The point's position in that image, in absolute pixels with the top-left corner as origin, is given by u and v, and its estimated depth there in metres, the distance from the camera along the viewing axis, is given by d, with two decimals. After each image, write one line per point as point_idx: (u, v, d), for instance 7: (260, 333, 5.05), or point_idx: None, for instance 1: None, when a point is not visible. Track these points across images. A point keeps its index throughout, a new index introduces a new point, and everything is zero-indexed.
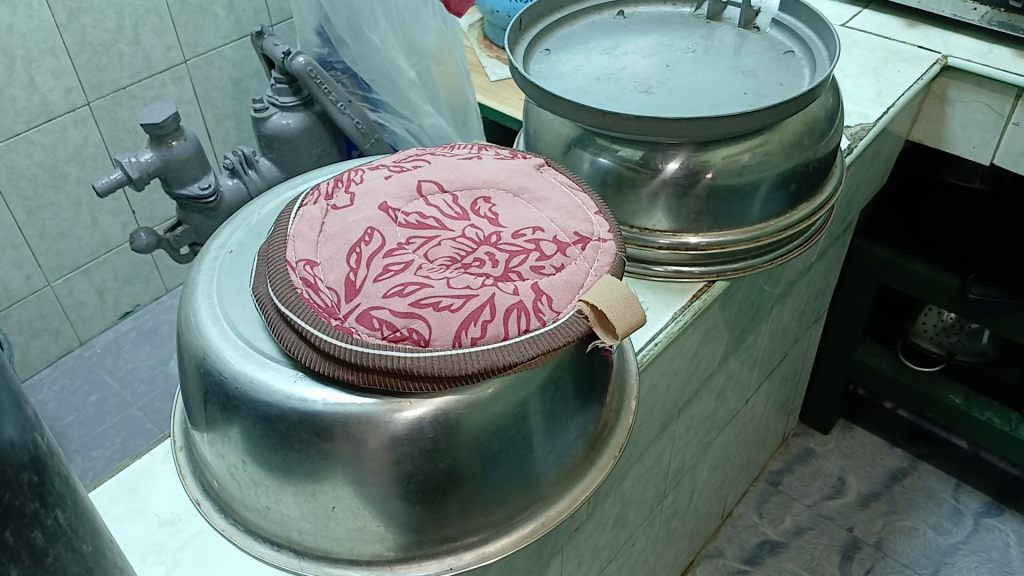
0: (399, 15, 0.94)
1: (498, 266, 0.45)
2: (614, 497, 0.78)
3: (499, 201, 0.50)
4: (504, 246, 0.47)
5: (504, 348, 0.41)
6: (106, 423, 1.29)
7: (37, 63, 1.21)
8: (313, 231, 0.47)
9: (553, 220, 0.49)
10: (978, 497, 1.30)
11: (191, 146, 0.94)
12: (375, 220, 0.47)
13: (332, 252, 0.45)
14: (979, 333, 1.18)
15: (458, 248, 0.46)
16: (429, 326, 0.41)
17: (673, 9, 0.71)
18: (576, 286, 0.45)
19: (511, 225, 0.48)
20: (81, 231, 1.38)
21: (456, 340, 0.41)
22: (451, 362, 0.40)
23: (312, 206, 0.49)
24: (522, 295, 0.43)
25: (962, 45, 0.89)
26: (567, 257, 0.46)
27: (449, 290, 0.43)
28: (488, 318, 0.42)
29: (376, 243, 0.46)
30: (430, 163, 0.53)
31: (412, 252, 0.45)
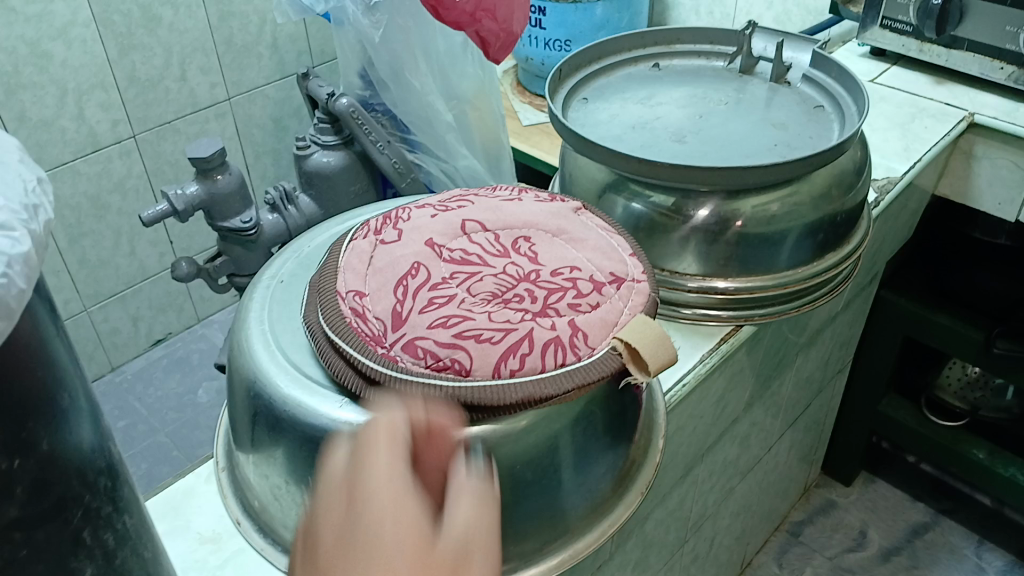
0: (438, 61, 0.98)
1: (537, 301, 0.47)
2: (636, 538, 0.79)
3: (539, 240, 0.52)
4: (543, 283, 0.49)
5: (542, 380, 0.43)
6: (134, 448, 1.32)
7: (87, 96, 1.25)
8: (362, 263, 0.49)
9: (590, 260, 0.51)
10: (1001, 555, 1.29)
11: (235, 180, 0.98)
12: (421, 254, 0.50)
13: (380, 284, 0.48)
14: (1003, 390, 1.19)
15: (500, 284, 0.48)
16: (471, 357, 0.43)
17: (707, 62, 0.73)
18: (610, 323, 0.47)
19: (550, 264, 0.50)
20: (120, 259, 1.43)
21: (496, 371, 0.43)
22: (491, 393, 0.42)
23: (362, 240, 0.51)
24: (559, 330, 0.45)
25: (988, 104, 0.91)
26: (603, 296, 0.48)
27: (491, 323, 0.45)
28: (527, 350, 0.44)
29: (421, 276, 0.48)
30: (473, 204, 0.55)
31: (457, 286, 0.47)
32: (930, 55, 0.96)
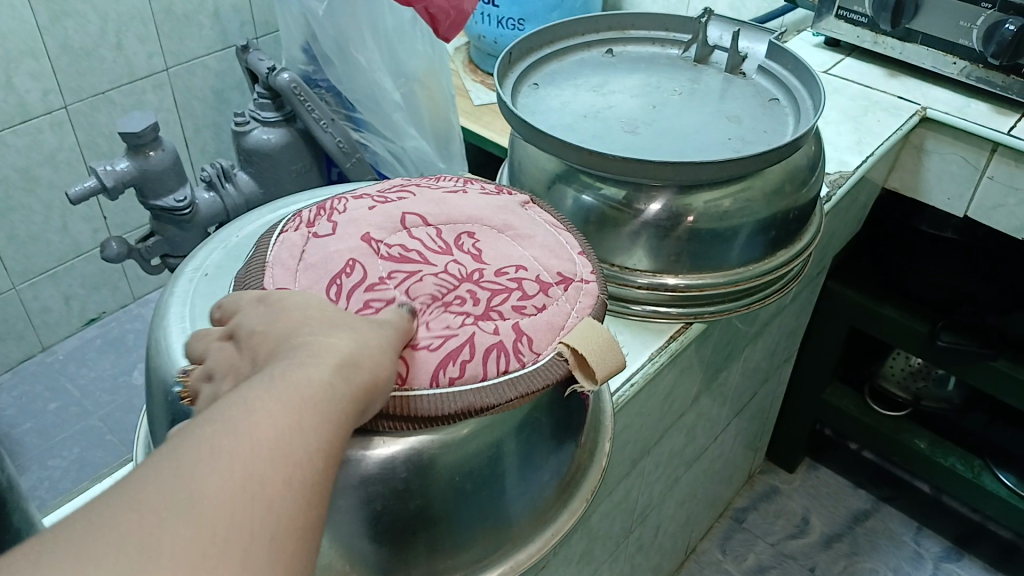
0: (387, 37, 0.94)
1: (479, 304, 0.45)
2: (581, 533, 0.78)
3: (483, 237, 0.50)
4: (486, 283, 0.46)
5: (483, 389, 0.41)
6: (65, 432, 1.28)
7: (15, 64, 1.18)
8: (293, 259, 0.46)
9: (536, 259, 0.49)
10: (938, 541, 1.31)
11: (170, 157, 0.94)
12: (357, 251, 0.46)
13: (312, 282, 0.45)
14: (945, 380, 1.21)
15: (441, 284, 0.45)
16: (406, 365, 0.41)
17: (660, 49, 0.71)
18: (556, 327, 0.44)
19: (495, 262, 0.48)
20: (50, 235, 1.36)
21: (433, 379, 0.41)
22: (428, 403, 0.40)
23: (293, 232, 0.48)
24: (502, 335, 0.43)
25: (940, 99, 0.90)
26: (549, 297, 0.46)
27: (429, 330, 0.42)
28: (467, 357, 0.42)
29: (357, 275, 0.45)
30: (414, 196, 0.52)
31: (394, 286, 0.44)
32: (883, 47, 0.95)
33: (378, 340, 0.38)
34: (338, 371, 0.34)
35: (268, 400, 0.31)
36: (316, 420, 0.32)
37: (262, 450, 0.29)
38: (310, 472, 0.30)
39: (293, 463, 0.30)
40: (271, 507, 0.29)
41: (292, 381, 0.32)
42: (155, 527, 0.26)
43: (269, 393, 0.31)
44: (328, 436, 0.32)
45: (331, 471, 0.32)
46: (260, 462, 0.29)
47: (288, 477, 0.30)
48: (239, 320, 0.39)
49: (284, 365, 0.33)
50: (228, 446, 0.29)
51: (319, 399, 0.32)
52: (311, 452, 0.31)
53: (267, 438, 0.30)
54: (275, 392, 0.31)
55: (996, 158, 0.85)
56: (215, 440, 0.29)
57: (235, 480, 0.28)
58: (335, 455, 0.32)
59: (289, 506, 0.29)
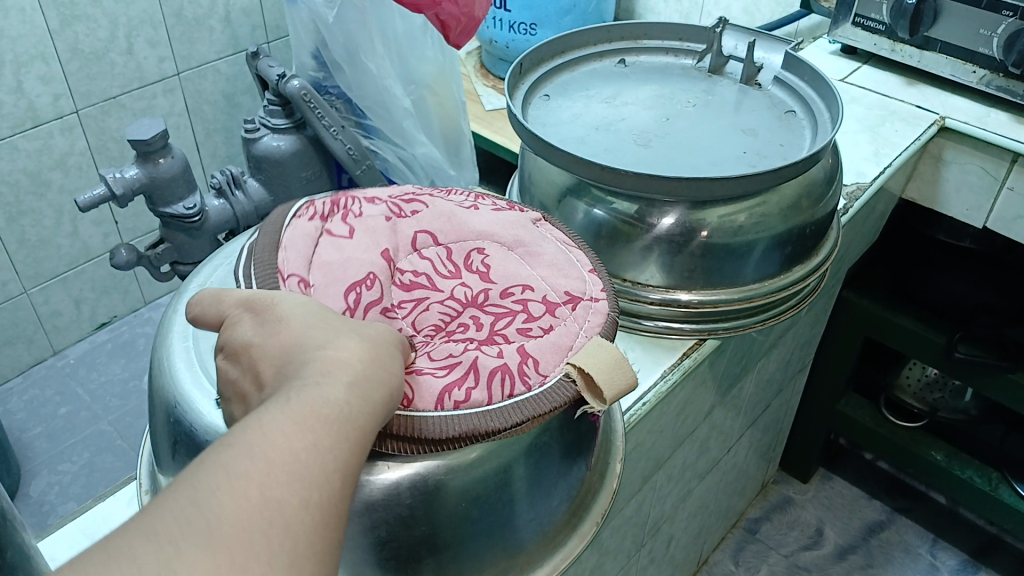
0: (396, 43, 0.93)
1: (483, 329, 0.44)
2: (592, 547, 0.77)
3: (493, 254, 0.49)
4: (490, 307, 0.46)
5: (487, 414, 0.40)
6: (75, 437, 1.28)
7: (26, 68, 1.18)
8: (306, 253, 0.45)
9: (544, 279, 0.48)
10: (954, 554, 1.29)
11: (179, 164, 0.93)
12: (376, 264, 0.45)
13: (324, 280, 0.43)
14: (962, 392, 1.19)
15: (446, 312, 0.45)
16: (413, 386, 0.40)
17: (674, 59, 0.70)
18: (564, 348, 0.43)
19: (502, 282, 0.47)
20: (61, 239, 1.36)
21: (438, 402, 0.40)
22: (434, 426, 0.39)
23: (307, 223, 0.47)
24: (507, 358, 0.42)
25: (960, 108, 0.89)
26: (556, 318, 0.45)
27: (432, 361, 0.41)
28: (473, 384, 0.40)
29: (375, 291, 0.44)
30: (428, 208, 0.50)
31: (402, 316, 0.44)
32: (901, 55, 0.93)
33: (388, 348, 0.36)
34: (350, 383, 0.32)
35: (278, 420, 0.29)
36: (332, 438, 0.30)
37: (275, 472, 0.28)
38: (329, 490, 0.29)
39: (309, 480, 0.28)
40: (292, 531, 0.27)
41: (302, 396, 0.31)
42: (169, 558, 0.25)
43: (279, 414, 0.30)
44: (347, 451, 0.30)
45: (352, 487, 0.30)
46: (274, 484, 0.27)
47: (307, 497, 0.28)
48: (230, 332, 0.37)
49: (291, 384, 0.32)
50: (240, 470, 0.27)
51: (332, 419, 0.30)
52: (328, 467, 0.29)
53: (278, 461, 0.28)
54: (284, 410, 0.30)
55: (1016, 168, 0.84)
56: (227, 466, 0.27)
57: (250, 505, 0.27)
58: (356, 469, 0.31)
59: (312, 526, 0.28)
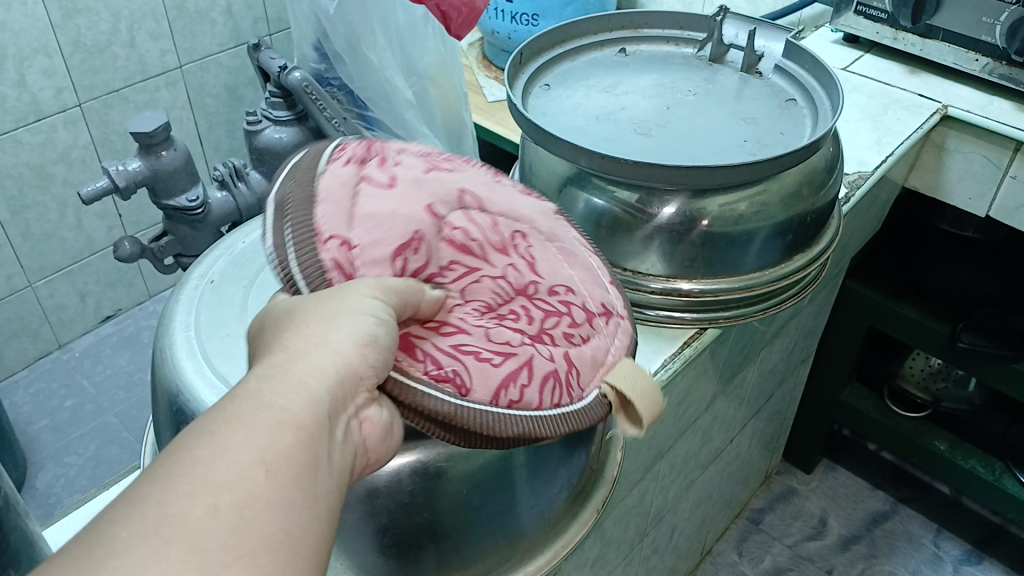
0: (397, 33, 0.93)
1: (533, 323, 0.42)
2: (594, 537, 0.77)
3: (535, 241, 0.46)
4: (539, 301, 0.44)
5: (538, 418, 0.39)
6: (81, 429, 1.28)
7: (28, 62, 1.18)
8: (346, 202, 0.37)
9: (580, 284, 0.47)
10: (958, 544, 1.29)
11: (181, 157, 0.94)
12: (424, 222, 0.39)
13: (372, 238, 0.37)
14: (966, 381, 1.18)
15: (496, 294, 0.42)
16: (472, 374, 0.37)
17: (675, 48, 0.70)
18: (599, 363, 0.44)
19: (547, 275, 0.45)
20: (65, 232, 1.36)
21: (495, 397, 0.38)
22: (492, 424, 0.37)
23: (343, 168, 0.39)
24: (557, 364, 0.41)
25: (962, 96, 0.88)
26: (593, 329, 0.45)
27: (488, 345, 0.39)
28: (526, 382, 0.39)
29: (423, 258, 0.39)
30: (466, 169, 0.45)
31: (451, 283, 0.40)
32: (903, 44, 0.93)
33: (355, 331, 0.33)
34: (277, 382, 0.29)
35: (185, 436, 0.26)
36: (255, 434, 0.27)
37: (182, 481, 0.25)
38: (250, 487, 0.25)
39: (218, 487, 0.25)
40: (199, 538, 0.24)
41: (214, 407, 0.28)
42: None
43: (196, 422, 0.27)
44: (271, 447, 0.27)
45: (288, 484, 0.26)
46: (170, 499, 0.24)
47: (218, 501, 0.24)
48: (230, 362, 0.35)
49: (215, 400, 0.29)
50: (131, 496, 0.24)
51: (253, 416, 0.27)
52: (243, 467, 0.26)
53: (184, 467, 0.25)
54: (192, 424, 0.27)
55: (1019, 157, 0.83)
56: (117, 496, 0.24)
57: (148, 521, 0.23)
58: (293, 463, 0.27)
59: (223, 532, 0.24)
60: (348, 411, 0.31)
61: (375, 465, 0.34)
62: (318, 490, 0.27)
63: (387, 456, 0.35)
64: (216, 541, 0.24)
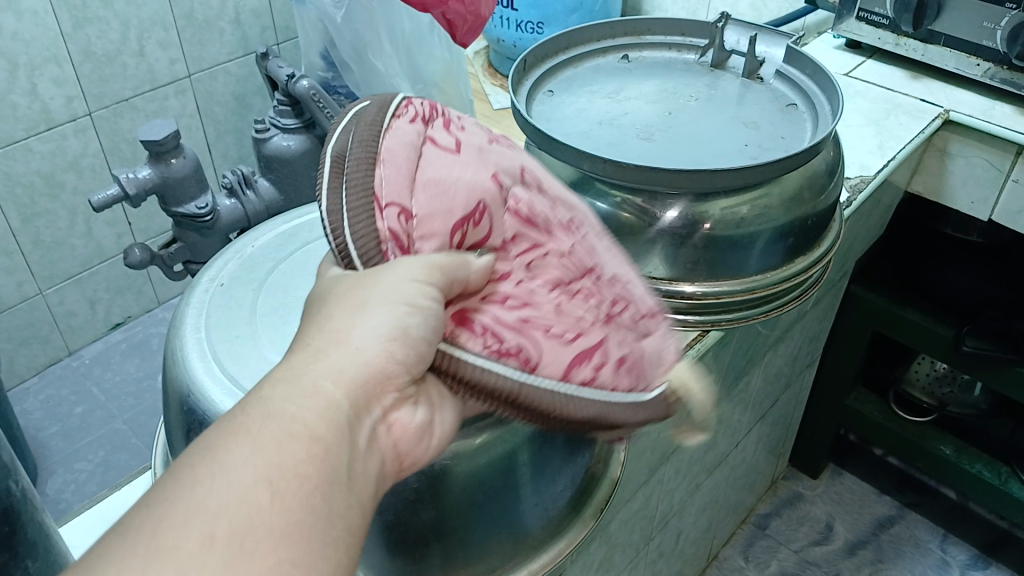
0: (404, 41, 0.94)
1: (603, 305, 0.41)
2: (600, 540, 0.77)
3: (590, 231, 0.44)
4: (606, 285, 0.42)
5: (612, 404, 0.38)
6: (90, 435, 1.29)
7: (39, 71, 1.20)
8: (409, 168, 0.37)
9: (637, 282, 0.45)
10: (965, 549, 1.29)
11: (191, 164, 0.95)
12: (487, 190, 0.38)
13: (431, 208, 0.37)
14: (971, 386, 1.18)
15: (565, 269, 0.40)
16: (541, 350, 0.37)
17: (678, 54, 0.71)
18: (665, 362, 0.43)
19: (607, 263, 0.44)
20: (75, 239, 1.38)
21: (567, 374, 0.37)
22: (564, 402, 0.36)
23: (409, 125, 0.39)
24: (630, 350, 0.40)
25: (964, 101, 0.89)
26: (653, 326, 0.44)
27: (557, 322, 0.38)
28: (601, 363, 0.38)
29: (484, 229, 0.38)
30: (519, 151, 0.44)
31: (515, 255, 0.39)
32: (906, 49, 0.94)
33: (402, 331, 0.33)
34: (291, 388, 0.30)
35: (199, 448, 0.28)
36: (258, 450, 0.28)
37: (185, 502, 0.26)
38: (253, 506, 0.26)
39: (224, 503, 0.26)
40: (201, 560, 0.25)
41: (229, 416, 0.29)
42: None
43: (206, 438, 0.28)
44: (280, 460, 0.28)
45: (296, 495, 0.27)
46: (175, 521, 0.25)
47: (220, 521, 0.26)
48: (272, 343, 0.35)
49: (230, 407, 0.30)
50: (138, 515, 0.26)
51: (259, 430, 0.28)
52: (249, 482, 0.27)
53: (190, 487, 0.26)
54: (208, 434, 0.28)
55: (1021, 160, 0.84)
56: (132, 508, 0.26)
57: (153, 545, 0.25)
58: (302, 474, 0.28)
59: (226, 553, 0.25)
60: (372, 409, 0.32)
61: (414, 466, 0.35)
62: (331, 496, 0.28)
63: (425, 460, 0.36)
64: (219, 561, 0.25)
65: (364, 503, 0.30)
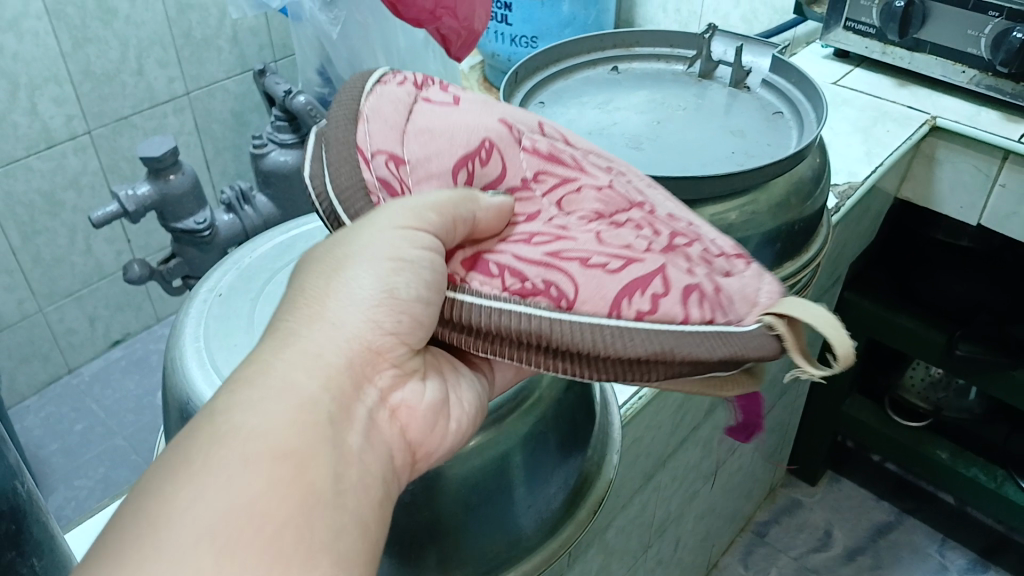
0: (399, 57, 0.95)
1: (657, 237, 0.42)
2: (598, 546, 0.78)
3: (635, 179, 0.47)
4: (661, 224, 0.43)
5: (681, 334, 0.36)
6: (90, 453, 1.30)
7: (39, 90, 1.21)
8: (399, 120, 0.41)
9: (716, 232, 0.45)
10: (963, 553, 1.30)
11: (189, 181, 0.96)
12: (495, 131, 0.42)
13: (425, 152, 0.41)
14: (966, 390, 1.20)
15: (603, 202, 0.43)
16: (571, 281, 0.37)
17: (666, 65, 0.72)
18: (756, 300, 0.40)
19: (662, 208, 0.45)
20: (74, 257, 1.39)
21: (613, 307, 0.36)
22: (615, 337, 0.35)
23: (397, 88, 0.43)
24: (699, 279, 0.39)
25: (950, 108, 0.90)
26: (736, 266, 0.43)
27: (601, 251, 0.39)
28: (659, 291, 0.38)
29: (494, 167, 0.42)
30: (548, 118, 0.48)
31: (542, 193, 0.42)
32: (892, 57, 0.95)
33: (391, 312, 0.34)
34: (266, 392, 0.31)
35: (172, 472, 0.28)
36: (255, 462, 0.28)
37: (192, 525, 0.26)
38: (263, 519, 0.27)
39: (215, 527, 0.27)
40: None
41: (202, 427, 0.29)
42: None
43: (190, 455, 0.28)
44: (264, 475, 0.28)
45: (291, 507, 0.28)
46: (187, 544, 0.26)
47: (233, 539, 0.27)
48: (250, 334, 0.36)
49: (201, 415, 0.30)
50: (141, 543, 0.26)
51: (248, 442, 0.29)
52: (238, 499, 0.27)
53: (191, 509, 0.27)
54: (184, 449, 0.29)
55: (1007, 166, 0.85)
56: (129, 533, 0.26)
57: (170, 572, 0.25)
58: (292, 486, 0.28)
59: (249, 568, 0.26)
60: (356, 406, 0.33)
61: (426, 458, 0.38)
62: (327, 505, 0.29)
63: (434, 451, 0.38)
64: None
65: (365, 506, 0.31)
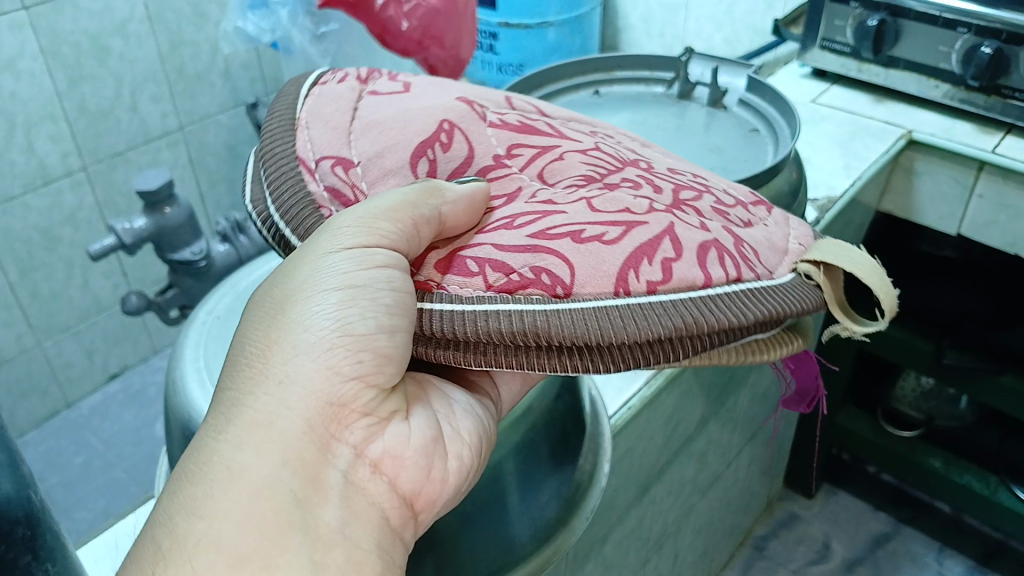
0: None
1: (659, 194, 0.44)
2: (596, 560, 0.80)
3: (616, 143, 0.49)
4: (657, 179, 0.45)
5: (711, 296, 0.38)
6: (90, 485, 1.31)
7: (36, 129, 1.23)
8: (342, 122, 0.43)
9: (718, 185, 0.49)
10: (961, 561, 1.31)
11: (185, 212, 0.97)
12: (457, 110, 0.44)
13: (376, 148, 0.42)
14: (957, 399, 1.22)
15: (594, 165, 0.44)
16: (560, 263, 0.37)
17: (646, 88, 0.75)
18: (779, 248, 0.43)
19: (659, 169, 0.48)
20: (72, 291, 1.40)
21: (623, 288, 0.37)
22: (635, 318, 0.35)
23: (338, 85, 0.46)
24: (716, 235, 0.41)
25: (926, 121, 0.93)
26: (745, 215, 0.46)
27: (599, 209, 0.40)
28: (673, 255, 0.39)
29: (459, 147, 0.43)
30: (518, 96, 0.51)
31: (521, 167, 0.43)
32: (868, 74, 0.97)
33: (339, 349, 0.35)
34: (223, 493, 0.32)
35: None
36: None
37: None
38: None
39: None
40: None
41: (170, 550, 0.30)
42: None
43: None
44: None
45: None
46: None
47: None
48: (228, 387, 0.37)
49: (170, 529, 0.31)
50: None
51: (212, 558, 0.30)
52: None
53: None
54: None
55: (984, 175, 0.87)
56: None
57: None
58: None
59: None
60: (327, 472, 0.34)
61: (427, 506, 0.38)
62: None
63: (434, 492, 0.39)
64: None
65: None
